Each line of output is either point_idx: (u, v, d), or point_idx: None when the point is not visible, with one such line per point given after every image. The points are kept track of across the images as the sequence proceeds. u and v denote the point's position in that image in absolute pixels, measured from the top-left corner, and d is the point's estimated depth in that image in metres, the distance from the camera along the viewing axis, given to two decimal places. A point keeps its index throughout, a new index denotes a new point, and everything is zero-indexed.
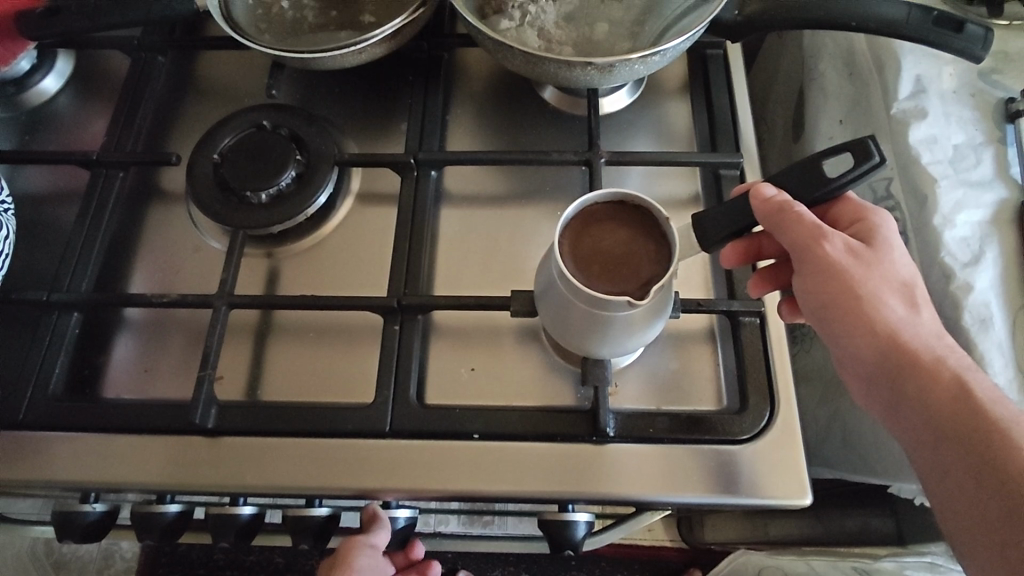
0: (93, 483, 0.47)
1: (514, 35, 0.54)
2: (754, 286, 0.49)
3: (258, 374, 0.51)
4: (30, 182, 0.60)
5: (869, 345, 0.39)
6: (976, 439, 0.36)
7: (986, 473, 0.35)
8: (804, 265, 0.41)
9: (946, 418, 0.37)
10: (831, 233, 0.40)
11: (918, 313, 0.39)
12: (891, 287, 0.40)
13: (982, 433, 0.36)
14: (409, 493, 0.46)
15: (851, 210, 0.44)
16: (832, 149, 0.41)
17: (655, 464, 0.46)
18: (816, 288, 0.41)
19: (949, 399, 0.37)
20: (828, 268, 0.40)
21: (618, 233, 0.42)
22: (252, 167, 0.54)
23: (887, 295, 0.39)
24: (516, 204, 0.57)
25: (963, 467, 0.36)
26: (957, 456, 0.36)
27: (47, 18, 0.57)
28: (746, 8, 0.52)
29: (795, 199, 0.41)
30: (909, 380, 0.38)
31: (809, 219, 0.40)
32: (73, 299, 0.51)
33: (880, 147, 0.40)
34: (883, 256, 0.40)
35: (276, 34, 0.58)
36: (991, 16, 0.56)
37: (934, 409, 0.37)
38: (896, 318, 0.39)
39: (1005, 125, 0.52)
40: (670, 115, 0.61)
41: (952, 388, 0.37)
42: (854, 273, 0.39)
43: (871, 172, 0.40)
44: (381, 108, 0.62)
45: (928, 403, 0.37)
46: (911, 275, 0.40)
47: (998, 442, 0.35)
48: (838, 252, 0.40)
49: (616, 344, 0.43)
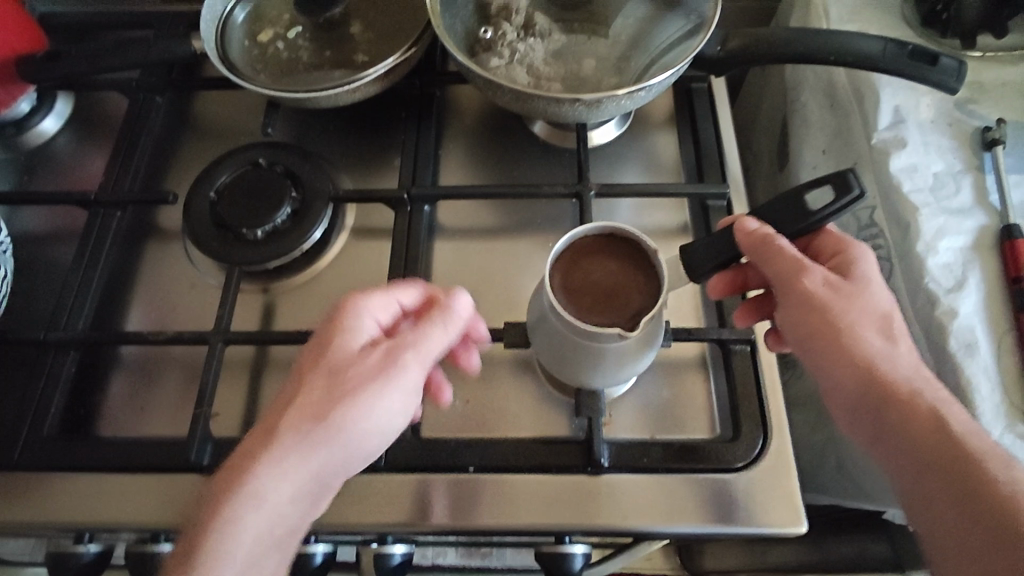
0: (88, 523, 0.47)
1: (504, 73, 0.55)
2: (741, 316, 0.50)
3: (253, 409, 0.51)
4: (28, 222, 0.61)
5: (851, 376, 0.39)
6: (955, 471, 0.36)
7: (967, 507, 0.35)
8: (787, 297, 0.42)
9: (925, 450, 0.37)
10: (811, 266, 0.41)
11: (897, 344, 0.40)
12: (869, 320, 0.40)
13: (960, 463, 0.36)
14: (405, 528, 0.46)
15: (833, 243, 0.45)
16: (814, 183, 0.42)
17: (651, 493, 0.46)
18: (798, 319, 0.42)
19: (928, 431, 0.37)
20: (810, 300, 0.41)
21: (608, 266, 0.43)
22: (247, 205, 0.55)
23: (866, 328, 0.40)
24: (508, 236, 0.58)
25: (944, 497, 0.36)
26: (938, 489, 0.36)
27: (48, 62, 0.58)
28: (729, 43, 0.54)
29: (778, 231, 0.43)
30: (890, 410, 0.38)
31: (790, 252, 0.41)
32: (70, 337, 0.52)
33: (860, 180, 0.41)
34: (863, 288, 0.41)
35: (272, 74, 0.59)
36: (965, 47, 0.57)
37: (913, 440, 0.37)
38: (875, 350, 0.40)
39: (982, 153, 0.54)
40: (659, 147, 0.62)
41: (931, 419, 0.37)
42: (835, 306, 0.40)
43: (851, 204, 0.41)
44: (374, 143, 0.63)
45: (907, 433, 0.38)
46: (890, 307, 0.41)
47: (976, 475, 0.35)
48: (819, 284, 0.41)
49: (609, 375, 0.43)
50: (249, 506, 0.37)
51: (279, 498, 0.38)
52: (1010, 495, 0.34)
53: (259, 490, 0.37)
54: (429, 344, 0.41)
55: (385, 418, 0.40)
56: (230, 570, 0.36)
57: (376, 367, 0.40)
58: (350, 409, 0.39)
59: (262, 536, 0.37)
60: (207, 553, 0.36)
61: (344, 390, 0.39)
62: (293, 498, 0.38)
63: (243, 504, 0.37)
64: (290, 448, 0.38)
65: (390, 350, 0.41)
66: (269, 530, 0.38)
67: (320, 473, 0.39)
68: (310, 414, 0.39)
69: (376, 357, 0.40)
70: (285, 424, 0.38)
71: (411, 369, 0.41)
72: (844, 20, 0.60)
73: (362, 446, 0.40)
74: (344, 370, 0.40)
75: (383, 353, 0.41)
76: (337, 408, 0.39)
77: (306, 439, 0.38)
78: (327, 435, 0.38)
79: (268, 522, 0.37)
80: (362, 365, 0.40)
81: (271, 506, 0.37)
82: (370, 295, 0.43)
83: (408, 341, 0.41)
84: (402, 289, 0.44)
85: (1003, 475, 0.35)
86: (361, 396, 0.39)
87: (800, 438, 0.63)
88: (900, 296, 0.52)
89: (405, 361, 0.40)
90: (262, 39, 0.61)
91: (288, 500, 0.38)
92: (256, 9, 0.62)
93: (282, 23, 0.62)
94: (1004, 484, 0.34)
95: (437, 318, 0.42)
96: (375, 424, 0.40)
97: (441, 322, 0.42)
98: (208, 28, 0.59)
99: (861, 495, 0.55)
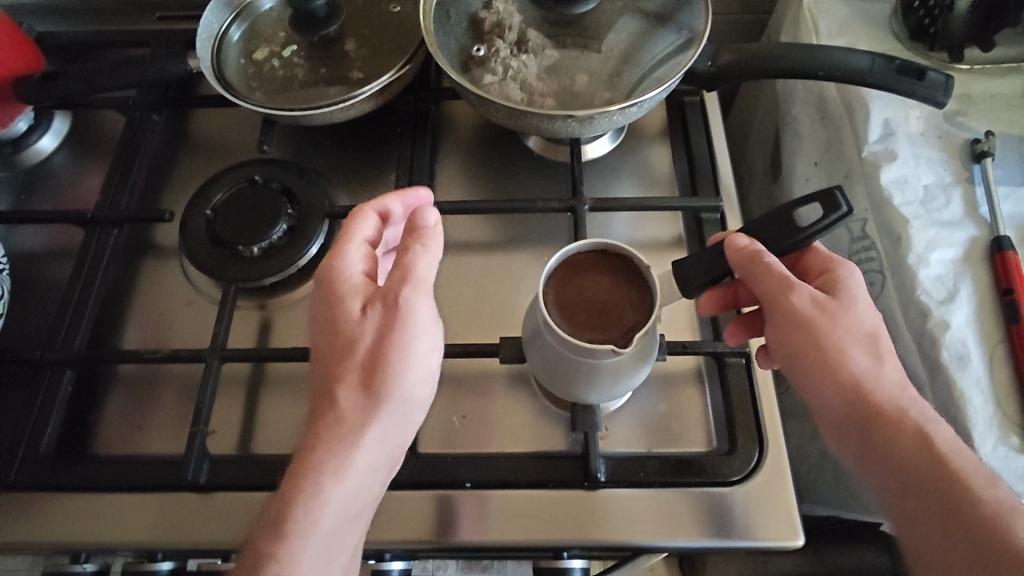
0: (84, 543, 0.47)
1: (497, 90, 0.55)
2: (731, 333, 0.49)
3: (249, 427, 0.51)
4: (26, 241, 0.61)
5: (837, 396, 0.40)
6: (940, 488, 0.36)
7: (950, 523, 0.35)
8: (775, 314, 0.42)
9: (909, 468, 0.37)
10: (798, 284, 0.42)
11: (882, 363, 0.40)
12: (856, 338, 0.41)
13: (944, 482, 0.36)
14: (401, 545, 0.46)
15: (822, 260, 0.45)
16: (801, 200, 0.43)
17: (648, 507, 0.46)
18: (786, 336, 0.42)
19: (912, 448, 0.38)
20: (796, 318, 0.41)
21: (602, 282, 0.43)
22: (243, 222, 0.55)
23: (852, 347, 0.40)
24: (504, 250, 0.58)
25: (929, 516, 0.36)
26: (922, 506, 0.37)
27: (44, 82, 0.58)
28: (719, 59, 0.55)
29: (766, 248, 0.43)
30: (877, 427, 0.39)
31: (778, 269, 0.42)
32: (66, 357, 0.52)
33: (847, 198, 0.41)
34: (850, 306, 0.41)
35: (267, 91, 0.59)
36: (953, 61, 0.58)
37: (898, 458, 0.38)
38: (861, 369, 0.40)
39: (972, 165, 0.54)
40: (653, 160, 0.63)
41: (916, 438, 0.38)
42: (820, 325, 0.41)
43: (840, 220, 0.41)
44: (370, 159, 0.64)
45: (892, 451, 0.38)
46: (876, 325, 0.41)
47: (959, 492, 0.36)
48: (805, 303, 0.41)
49: (604, 390, 0.44)
50: (332, 481, 0.37)
51: (359, 468, 0.38)
52: (993, 514, 0.35)
53: (339, 465, 0.37)
54: (422, 271, 0.41)
55: (422, 361, 0.40)
56: (315, 551, 0.36)
57: (388, 315, 0.39)
58: (396, 369, 0.39)
59: (341, 510, 0.37)
60: (286, 546, 0.35)
61: (377, 353, 0.39)
62: (373, 463, 0.38)
63: (326, 479, 0.37)
64: (357, 420, 0.38)
65: (390, 294, 0.40)
66: (355, 500, 0.38)
67: (389, 436, 0.39)
68: (360, 386, 0.38)
69: (382, 307, 0.40)
70: (344, 400, 0.38)
71: (422, 304, 0.40)
72: (834, 34, 0.61)
73: (415, 401, 0.40)
74: (362, 334, 0.39)
75: (386, 300, 0.40)
76: (382, 374, 0.38)
77: (366, 409, 0.38)
78: (384, 401, 0.38)
79: (353, 492, 0.38)
80: (376, 320, 0.39)
81: (354, 476, 0.37)
82: (340, 251, 0.42)
83: (402, 277, 0.40)
84: (360, 225, 0.43)
85: (985, 493, 0.36)
86: (398, 351, 0.39)
87: (797, 448, 0.63)
88: (893, 307, 0.52)
89: (413, 300, 0.40)
90: (258, 57, 0.61)
91: (369, 467, 0.38)
92: (252, 27, 0.63)
93: (278, 41, 0.62)
94: (987, 502, 0.35)
95: (417, 241, 0.42)
96: (420, 373, 0.40)
97: (422, 243, 0.41)
98: (204, 47, 0.60)
99: (856, 507, 0.55)
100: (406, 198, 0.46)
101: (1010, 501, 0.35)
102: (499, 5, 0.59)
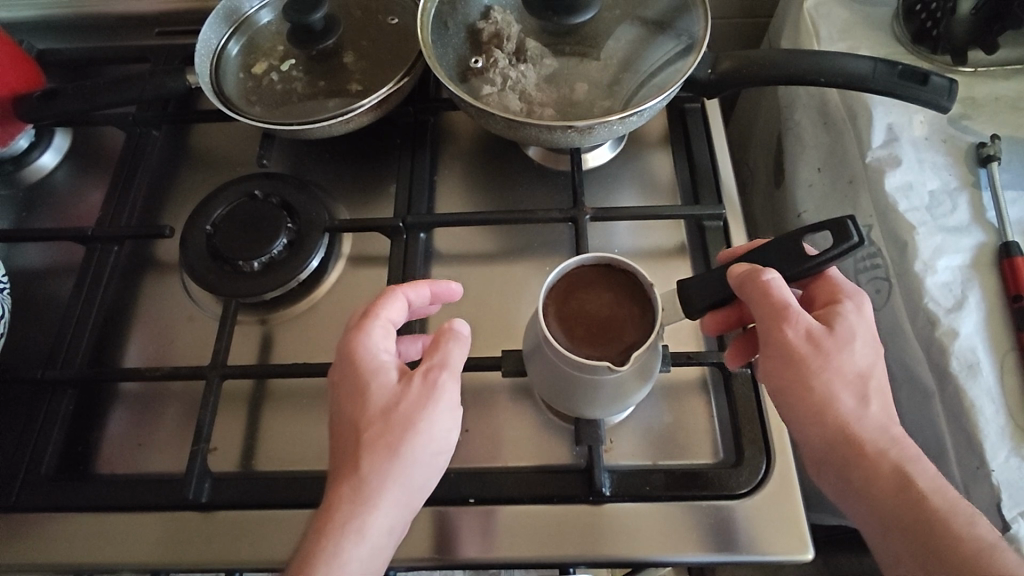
0: (86, 565, 0.46)
1: (496, 101, 0.54)
2: (731, 355, 0.47)
3: (252, 443, 0.51)
4: (27, 258, 0.61)
5: (818, 431, 0.40)
6: (920, 527, 0.37)
7: (931, 561, 0.36)
8: (767, 344, 0.42)
9: (889, 508, 0.38)
10: (796, 316, 0.41)
11: (868, 407, 0.40)
12: (845, 380, 0.40)
13: (926, 520, 0.36)
14: (406, 563, 0.45)
15: (830, 289, 0.44)
16: (811, 228, 0.42)
17: (655, 523, 0.45)
18: (774, 369, 0.42)
19: (893, 489, 0.38)
20: (789, 352, 0.41)
21: (604, 297, 0.43)
22: (242, 237, 0.55)
23: (840, 389, 0.40)
24: (506, 261, 0.58)
25: (910, 555, 0.37)
26: (904, 544, 0.37)
27: (43, 101, 0.58)
28: (720, 66, 0.54)
29: (770, 268, 0.42)
30: (853, 467, 0.39)
31: (778, 299, 0.40)
32: (68, 376, 0.52)
33: (858, 228, 0.41)
34: (846, 344, 0.41)
35: (266, 105, 0.59)
36: (956, 63, 0.58)
37: (879, 498, 0.38)
38: (846, 412, 0.40)
39: (978, 169, 0.53)
40: (654, 168, 0.62)
41: (894, 477, 0.38)
42: (811, 362, 0.40)
43: (849, 251, 0.41)
44: (371, 170, 0.63)
45: (871, 492, 0.38)
46: (868, 365, 0.41)
47: (940, 531, 0.36)
48: (800, 336, 0.41)
49: (606, 406, 0.43)
50: (353, 542, 0.36)
51: (379, 530, 0.37)
52: (974, 553, 0.35)
53: (360, 526, 0.36)
54: (455, 361, 0.41)
55: (442, 436, 0.39)
56: None
57: (419, 394, 0.39)
58: (419, 438, 0.38)
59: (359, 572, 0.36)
60: None
61: (404, 424, 0.38)
62: (391, 526, 0.38)
63: (347, 539, 0.36)
64: (380, 482, 0.37)
65: (425, 376, 0.40)
66: (374, 562, 0.37)
67: (408, 500, 0.38)
68: (384, 450, 0.37)
69: (416, 387, 0.39)
70: (366, 462, 0.37)
71: (452, 388, 0.40)
72: (834, 38, 0.61)
73: (432, 466, 0.39)
74: (394, 409, 0.39)
75: (420, 381, 0.40)
76: (407, 442, 0.38)
77: (388, 473, 0.37)
78: (405, 465, 0.38)
79: (371, 554, 0.37)
80: (408, 398, 0.39)
81: (373, 539, 0.37)
82: (366, 331, 0.41)
83: (437, 361, 0.40)
84: (387, 306, 0.43)
85: (966, 531, 0.36)
86: (423, 423, 0.39)
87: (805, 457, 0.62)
88: (901, 317, 0.51)
89: (443, 381, 0.40)
90: (257, 71, 0.61)
91: (387, 530, 0.37)
92: (250, 42, 0.63)
93: (277, 55, 0.62)
94: (966, 541, 0.35)
95: (448, 337, 0.41)
96: (438, 444, 0.39)
97: (455, 338, 0.41)
98: (202, 62, 0.60)
99: None
100: (435, 285, 0.46)
101: (990, 538, 0.35)
102: (497, 14, 0.58)
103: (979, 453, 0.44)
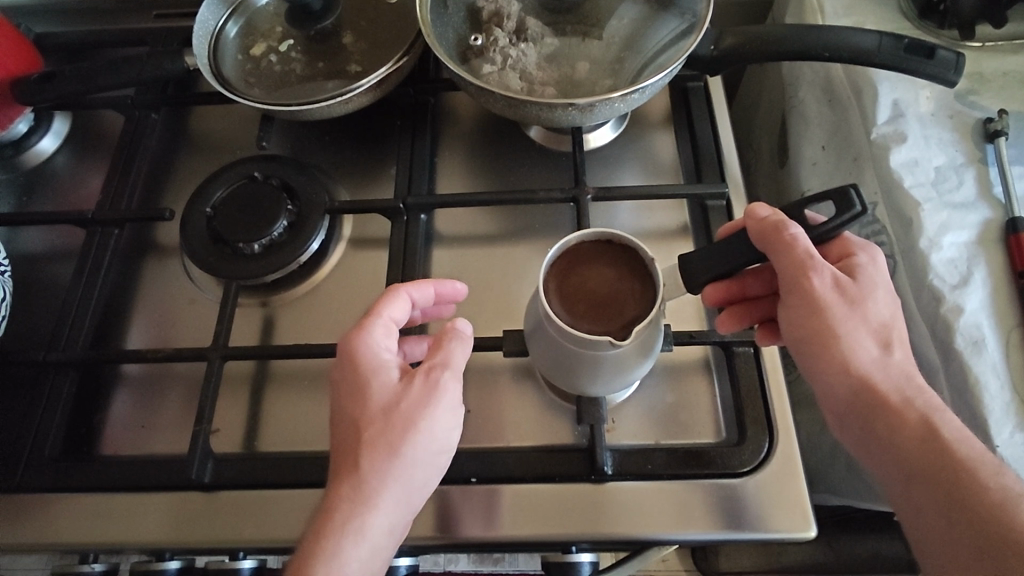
0: (91, 544, 0.47)
1: (496, 80, 0.54)
2: (722, 321, 0.49)
3: (254, 425, 0.51)
4: (27, 243, 0.61)
5: (841, 386, 0.41)
6: (945, 479, 0.37)
7: (957, 509, 0.37)
8: (791, 295, 0.42)
9: (915, 457, 0.38)
10: (822, 265, 0.41)
11: (892, 353, 0.41)
12: (869, 328, 0.41)
13: (951, 470, 0.37)
14: (409, 541, 0.45)
15: (840, 242, 0.45)
16: (815, 198, 0.43)
17: (658, 501, 0.45)
18: (797, 319, 0.42)
19: (919, 438, 0.39)
20: (815, 302, 0.41)
21: (606, 272, 0.42)
22: (242, 219, 0.55)
23: (865, 337, 0.41)
24: (506, 243, 0.57)
25: (935, 503, 0.38)
26: (928, 492, 0.38)
27: (41, 83, 0.58)
28: (722, 43, 0.54)
29: (790, 219, 0.43)
30: (881, 415, 0.40)
31: (802, 247, 0.41)
32: (70, 358, 0.52)
33: (861, 197, 0.41)
34: (870, 293, 0.42)
35: (265, 86, 0.58)
36: (964, 38, 0.57)
37: (904, 446, 0.39)
38: (870, 358, 0.41)
39: (984, 145, 0.53)
40: (657, 148, 0.62)
41: (921, 426, 0.39)
42: (838, 309, 0.41)
43: (852, 220, 0.42)
44: (371, 152, 0.63)
45: (898, 439, 0.39)
46: (891, 314, 0.42)
47: (966, 479, 0.37)
48: (826, 285, 0.41)
49: (608, 383, 0.43)
50: (352, 542, 0.36)
51: (378, 530, 0.37)
52: (999, 501, 0.36)
53: (360, 525, 0.36)
54: (458, 361, 0.41)
55: (443, 435, 0.39)
56: None
57: (421, 393, 0.39)
58: (419, 437, 0.38)
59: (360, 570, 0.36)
60: None
61: (405, 423, 0.38)
62: (391, 526, 0.37)
63: (347, 538, 0.36)
64: (380, 482, 0.37)
65: (426, 375, 0.40)
66: (374, 561, 0.37)
67: (408, 498, 0.38)
68: (384, 449, 0.37)
69: (417, 386, 0.39)
70: (366, 462, 0.37)
71: (455, 386, 0.40)
72: (840, 14, 0.60)
73: (434, 464, 0.39)
74: (394, 407, 0.38)
75: (422, 380, 0.40)
76: (407, 441, 0.38)
77: (387, 472, 0.37)
78: (404, 465, 0.38)
79: (372, 554, 0.36)
80: (409, 397, 0.39)
81: (373, 537, 0.36)
82: (368, 328, 0.41)
83: (439, 360, 0.40)
84: (391, 305, 0.43)
85: (991, 482, 0.37)
86: (424, 422, 0.38)
87: (809, 438, 0.62)
88: (905, 294, 0.51)
89: (446, 381, 0.40)
90: (255, 52, 0.60)
91: (387, 529, 0.37)
92: (249, 23, 0.62)
93: (275, 36, 0.61)
94: (993, 490, 0.36)
95: (451, 338, 0.41)
96: (439, 443, 0.39)
97: (459, 338, 0.42)
98: (200, 43, 0.60)
99: (868, 496, 0.53)
100: (440, 285, 0.47)
101: (1016, 488, 0.36)
102: None
103: (985, 431, 0.44)
